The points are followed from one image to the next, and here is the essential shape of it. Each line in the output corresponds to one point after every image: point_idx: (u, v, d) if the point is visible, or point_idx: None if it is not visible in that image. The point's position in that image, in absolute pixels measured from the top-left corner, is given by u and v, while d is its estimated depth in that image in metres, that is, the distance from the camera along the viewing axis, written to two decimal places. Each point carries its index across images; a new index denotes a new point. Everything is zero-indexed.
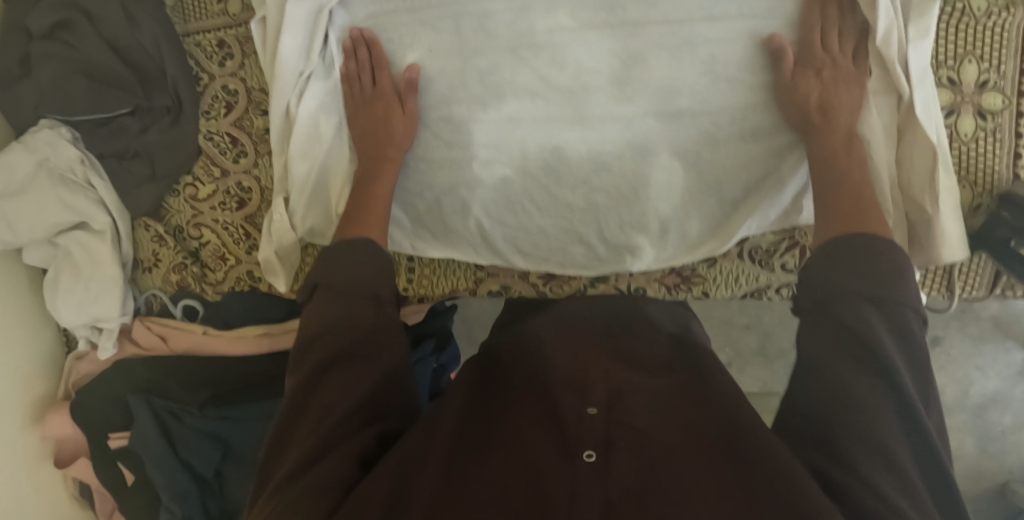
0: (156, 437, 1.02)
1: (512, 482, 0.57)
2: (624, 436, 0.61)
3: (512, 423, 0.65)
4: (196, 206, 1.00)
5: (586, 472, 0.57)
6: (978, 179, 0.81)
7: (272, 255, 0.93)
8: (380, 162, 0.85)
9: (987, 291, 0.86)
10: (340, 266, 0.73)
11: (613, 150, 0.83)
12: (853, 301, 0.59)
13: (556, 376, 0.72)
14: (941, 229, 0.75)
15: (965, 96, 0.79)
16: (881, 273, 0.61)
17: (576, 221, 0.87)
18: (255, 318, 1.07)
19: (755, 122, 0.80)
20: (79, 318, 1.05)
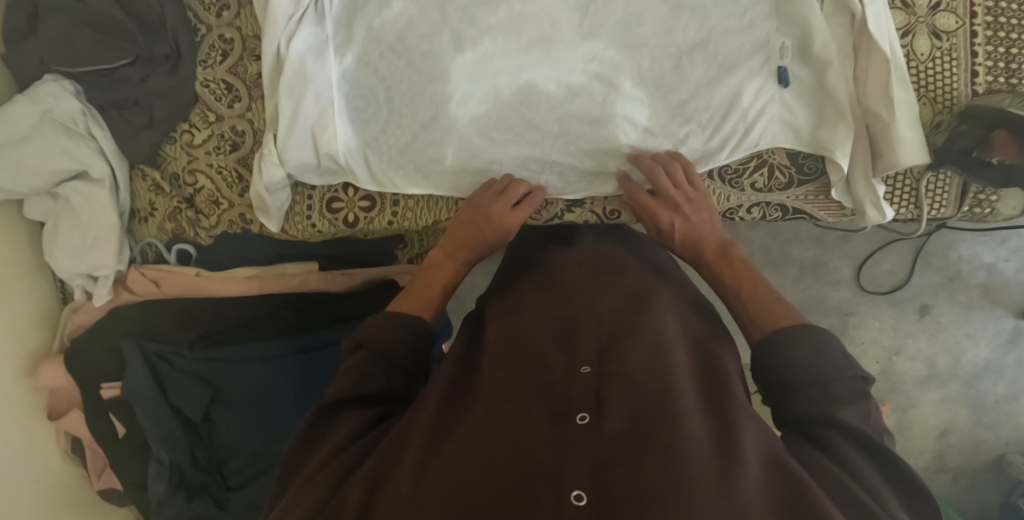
0: (146, 380, 1.04)
1: (511, 447, 0.63)
2: (613, 394, 0.67)
3: (507, 385, 0.71)
4: (192, 152, 1.04)
5: (577, 431, 0.63)
6: (937, 96, 0.84)
7: (262, 189, 0.94)
8: (450, 257, 0.87)
9: (955, 209, 0.89)
10: (389, 326, 0.78)
11: (582, 80, 0.86)
12: (804, 367, 0.68)
13: (546, 334, 0.77)
14: (898, 134, 0.79)
15: (919, 17, 0.84)
16: (810, 355, 0.68)
17: (549, 148, 0.89)
18: (245, 259, 1.11)
19: (719, 46, 0.84)
20: (76, 266, 1.08)
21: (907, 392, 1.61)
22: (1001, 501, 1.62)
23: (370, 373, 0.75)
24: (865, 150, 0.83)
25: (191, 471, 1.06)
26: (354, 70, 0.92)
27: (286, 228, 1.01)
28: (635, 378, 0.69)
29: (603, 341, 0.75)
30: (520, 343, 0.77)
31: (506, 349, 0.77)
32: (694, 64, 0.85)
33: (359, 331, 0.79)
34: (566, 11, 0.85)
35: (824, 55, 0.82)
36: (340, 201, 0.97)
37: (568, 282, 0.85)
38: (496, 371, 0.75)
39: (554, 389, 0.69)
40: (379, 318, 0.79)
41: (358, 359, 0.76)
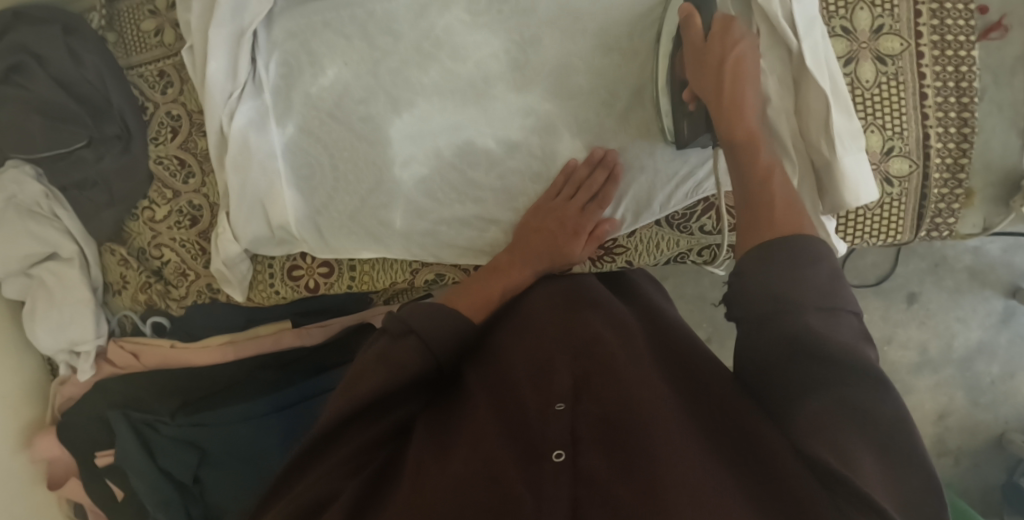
0: (135, 449, 1.07)
1: (478, 488, 0.59)
2: (587, 431, 0.63)
3: (479, 421, 0.67)
4: (154, 227, 1.05)
5: (551, 473, 0.58)
6: (886, 123, 0.83)
7: (222, 264, 0.96)
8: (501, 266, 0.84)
9: (912, 234, 0.88)
10: (437, 316, 0.74)
11: (518, 134, 0.87)
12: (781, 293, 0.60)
13: (519, 368, 0.72)
14: (842, 172, 0.77)
15: (861, 43, 0.82)
16: (825, 282, 0.60)
17: (492, 207, 0.89)
18: (216, 327, 1.13)
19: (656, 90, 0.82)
20: (57, 342, 1.10)
21: (902, 380, 1.60)
22: (1003, 481, 1.61)
23: (407, 360, 0.69)
24: (811, 187, 0.80)
25: None
26: (299, 140, 0.92)
27: (251, 296, 1.02)
28: (611, 407, 0.64)
29: (578, 375, 0.69)
30: (499, 378, 0.72)
31: (484, 384, 0.72)
32: (629, 109, 0.84)
33: (415, 317, 0.73)
34: (497, 66, 0.85)
35: (762, 90, 0.79)
36: (300, 268, 0.99)
37: (539, 309, 0.79)
38: (467, 411, 0.69)
39: (527, 428, 0.64)
40: (433, 308, 0.75)
41: (404, 343, 0.71)
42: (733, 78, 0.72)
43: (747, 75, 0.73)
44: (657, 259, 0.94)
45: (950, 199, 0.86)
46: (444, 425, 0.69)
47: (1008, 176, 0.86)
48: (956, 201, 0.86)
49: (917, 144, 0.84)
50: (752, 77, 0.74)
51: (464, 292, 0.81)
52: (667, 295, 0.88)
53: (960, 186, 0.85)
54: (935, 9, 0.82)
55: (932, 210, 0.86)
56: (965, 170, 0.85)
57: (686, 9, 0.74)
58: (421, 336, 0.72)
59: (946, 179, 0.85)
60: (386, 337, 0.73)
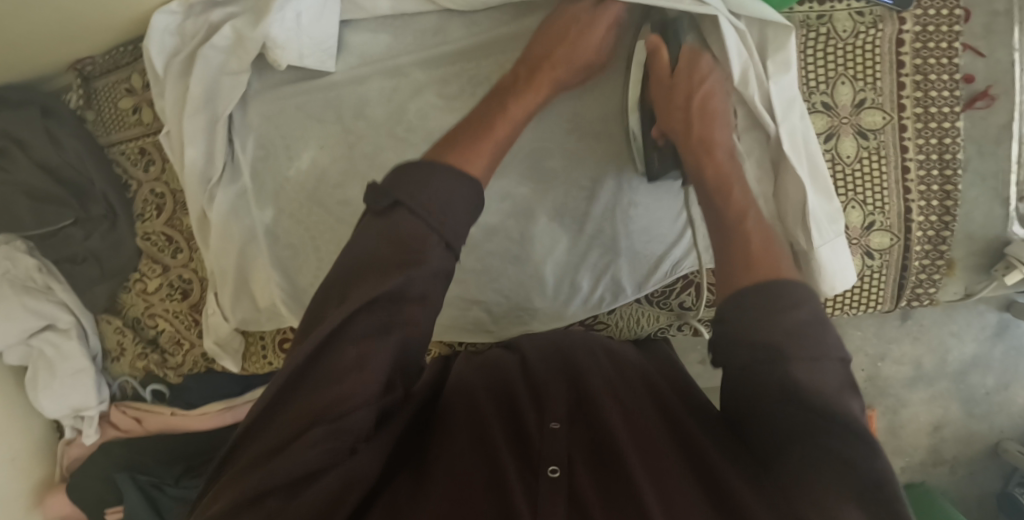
0: (146, 512, 1.11)
1: (474, 495, 0.55)
2: (581, 455, 0.61)
3: (463, 435, 0.63)
4: (147, 298, 1.07)
5: (548, 487, 0.56)
6: (867, 198, 0.83)
7: (213, 341, 0.99)
8: (500, 119, 0.73)
9: (893, 304, 0.87)
10: (436, 183, 0.59)
11: (496, 218, 0.86)
12: (767, 331, 0.55)
13: (517, 391, 0.71)
14: (818, 261, 0.77)
15: (843, 118, 0.81)
16: (806, 330, 0.55)
17: (473, 288, 0.89)
18: (213, 395, 1.13)
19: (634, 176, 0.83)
20: (61, 408, 1.14)
21: (895, 394, 1.62)
22: (1000, 487, 1.65)
23: (412, 243, 0.56)
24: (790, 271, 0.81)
25: None
26: (280, 222, 0.93)
27: (246, 366, 1.04)
28: (606, 434, 0.63)
29: (574, 400, 0.68)
30: (496, 396, 0.70)
31: (485, 396, 0.70)
32: (603, 191, 0.83)
33: (409, 179, 0.59)
34: None
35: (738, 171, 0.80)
36: (291, 340, 1.01)
37: (533, 358, 0.78)
38: (461, 415, 0.67)
39: (524, 444, 0.62)
40: (425, 167, 0.60)
41: (393, 220, 0.57)
42: (700, 113, 0.73)
43: (716, 108, 0.73)
44: (639, 332, 0.95)
45: (931, 269, 0.86)
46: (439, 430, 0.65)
47: (990, 244, 0.86)
48: (937, 271, 0.86)
49: (899, 218, 0.83)
50: (717, 109, 0.73)
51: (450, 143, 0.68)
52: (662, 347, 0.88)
53: (941, 258, 0.85)
54: (919, 80, 0.79)
55: (914, 280, 0.86)
56: (947, 241, 0.84)
57: (653, 43, 0.74)
58: (409, 211, 0.57)
59: (927, 251, 0.85)
60: (369, 217, 0.59)
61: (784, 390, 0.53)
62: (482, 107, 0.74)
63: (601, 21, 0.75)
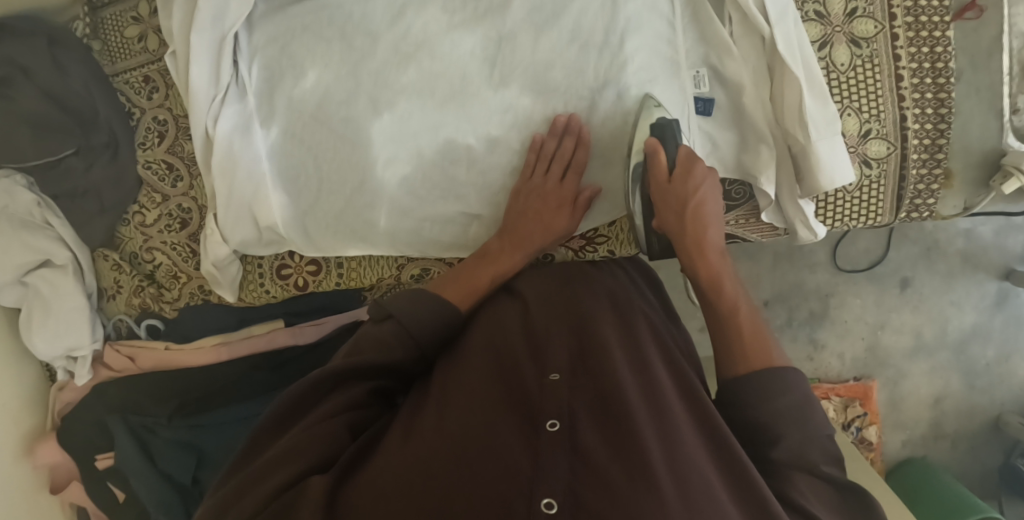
0: (134, 451, 1.11)
1: (477, 452, 0.64)
2: (582, 406, 0.69)
3: (478, 393, 0.72)
4: (146, 231, 1.06)
5: (549, 440, 0.64)
6: (863, 106, 0.86)
7: (210, 266, 0.97)
8: (519, 239, 0.87)
9: (892, 216, 0.92)
10: (425, 307, 0.80)
11: (499, 131, 0.87)
12: (773, 400, 0.68)
13: (517, 341, 0.78)
14: (815, 155, 0.80)
15: (836, 27, 0.85)
16: (797, 408, 0.68)
17: (475, 204, 0.90)
18: (211, 329, 1.14)
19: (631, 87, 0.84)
20: (53, 349, 1.11)
21: (896, 365, 1.61)
22: (1000, 462, 1.63)
23: (428, 306, 0.80)
24: (790, 172, 0.85)
25: None
26: (281, 142, 0.92)
27: (242, 296, 1.04)
28: (604, 385, 0.71)
29: (573, 351, 0.76)
30: (496, 351, 0.78)
31: (484, 351, 0.79)
32: (605, 102, 0.84)
33: (402, 304, 0.80)
34: (474, 65, 0.86)
35: (735, 77, 0.84)
36: (288, 266, 1.00)
37: (534, 300, 0.84)
38: (468, 372, 0.76)
39: (526, 397, 0.70)
40: (418, 293, 0.82)
41: (417, 306, 0.80)
42: (695, 217, 0.80)
43: (708, 216, 0.80)
44: (639, 248, 0.98)
45: (929, 179, 0.90)
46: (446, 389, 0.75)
47: (986, 157, 0.90)
48: (935, 182, 0.90)
49: (895, 126, 0.87)
50: (711, 215, 0.81)
51: (451, 281, 0.86)
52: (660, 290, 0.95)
53: (937, 167, 0.90)
54: None
55: (912, 191, 0.91)
56: (944, 150, 0.89)
57: (651, 145, 0.80)
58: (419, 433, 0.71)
59: (925, 160, 0.89)
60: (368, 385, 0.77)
61: (783, 461, 0.68)
62: (515, 195, 0.88)
63: (570, 196, 0.87)
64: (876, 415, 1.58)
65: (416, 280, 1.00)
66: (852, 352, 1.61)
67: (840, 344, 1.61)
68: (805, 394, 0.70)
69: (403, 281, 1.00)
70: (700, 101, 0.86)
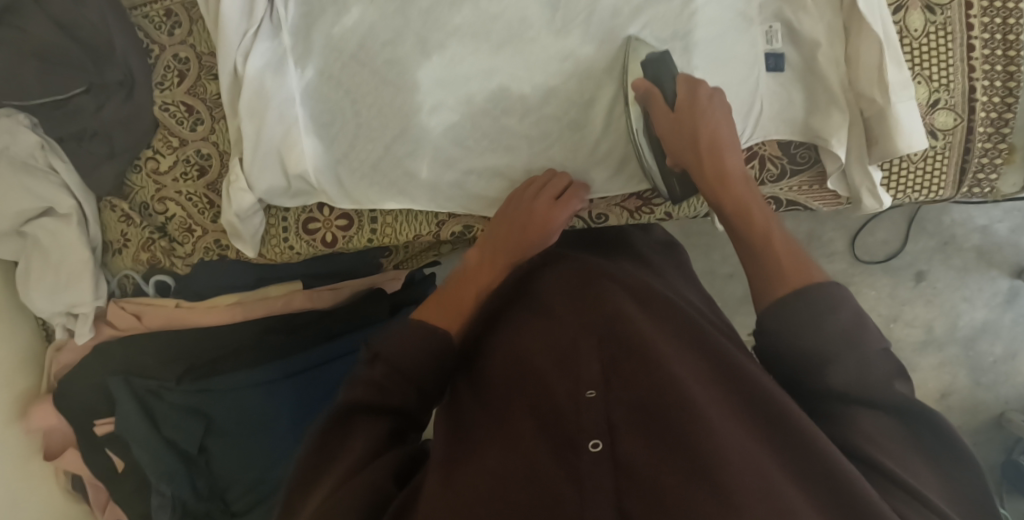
0: (138, 417, 1.03)
1: (519, 493, 0.57)
2: (620, 415, 0.62)
3: (507, 415, 0.66)
4: (159, 179, 0.99)
5: (590, 462, 0.58)
6: (933, 75, 0.87)
7: (233, 217, 0.90)
8: (507, 249, 0.82)
9: (954, 189, 0.93)
10: (415, 336, 0.71)
11: (557, 80, 0.82)
12: (813, 335, 0.61)
13: (540, 349, 0.71)
14: (896, 117, 0.78)
15: None
16: (849, 328, 0.61)
17: (524, 156, 0.86)
18: (225, 287, 1.08)
19: (701, 44, 0.81)
20: (53, 306, 1.05)
21: (905, 359, 1.52)
22: (1001, 461, 1.50)
23: (422, 334, 0.72)
24: (862, 137, 0.83)
25: (193, 502, 1.07)
26: (317, 84, 0.87)
27: (264, 252, 0.97)
28: (641, 388, 0.63)
29: (604, 353, 0.68)
30: (518, 363, 0.71)
31: (507, 365, 0.71)
32: (670, 55, 0.82)
33: (393, 340, 0.71)
34: (535, 8, 0.81)
35: (811, 36, 0.81)
36: (316, 221, 0.93)
37: (554, 299, 0.77)
38: (499, 393, 0.69)
39: (559, 416, 0.63)
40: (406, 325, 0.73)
41: (411, 329, 0.72)
42: (710, 145, 0.76)
43: (724, 144, 0.76)
44: (698, 211, 0.94)
45: (992, 154, 0.91)
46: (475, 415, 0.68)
47: None
48: (998, 156, 0.91)
49: (963, 98, 0.88)
50: (727, 142, 0.77)
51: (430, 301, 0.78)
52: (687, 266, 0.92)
53: (1002, 141, 0.90)
54: None
55: (975, 165, 0.91)
56: (1009, 125, 0.89)
57: (644, 87, 0.79)
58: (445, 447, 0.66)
59: (990, 134, 0.89)
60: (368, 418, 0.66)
61: (846, 391, 0.61)
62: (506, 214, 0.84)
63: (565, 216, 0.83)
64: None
65: (456, 238, 0.95)
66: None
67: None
68: (856, 314, 0.62)
69: (442, 238, 0.94)
70: (771, 57, 0.83)
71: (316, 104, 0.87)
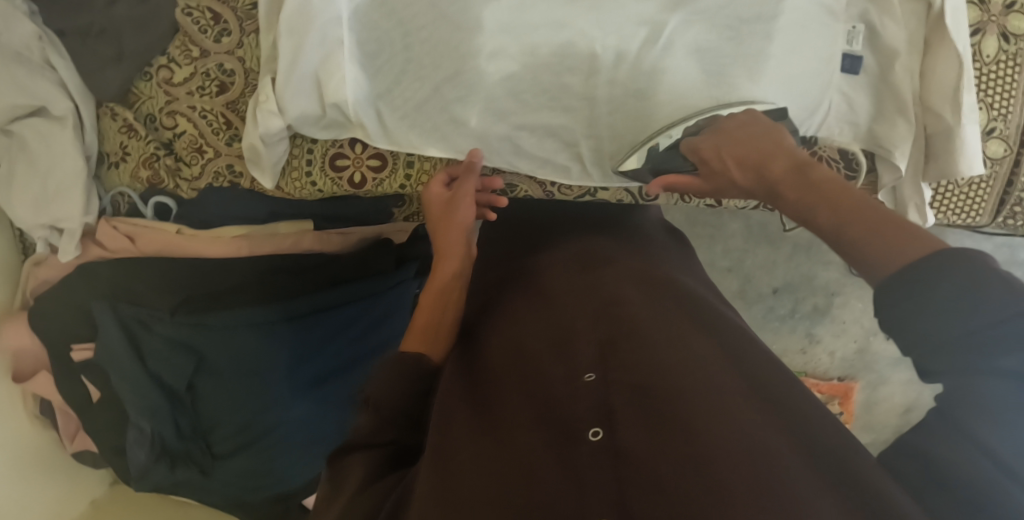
0: (123, 348, 0.97)
1: (516, 482, 0.59)
2: (621, 403, 0.63)
3: (512, 409, 0.67)
4: (171, 91, 0.91)
5: (589, 453, 0.59)
6: (994, 103, 0.83)
7: (258, 141, 0.83)
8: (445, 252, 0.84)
9: (991, 218, 0.90)
10: (399, 362, 0.74)
11: (630, 45, 0.76)
12: (935, 319, 0.48)
13: (541, 339, 0.74)
14: (961, 139, 0.76)
15: (992, 15, 0.79)
16: (963, 301, 0.47)
17: (581, 118, 0.81)
18: (236, 217, 1.01)
19: (784, 30, 0.76)
20: (37, 217, 0.96)
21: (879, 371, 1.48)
22: None
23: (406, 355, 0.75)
24: (919, 153, 0.80)
25: (173, 441, 1.03)
26: (368, 9, 0.79)
27: (281, 185, 0.90)
28: (640, 373, 0.65)
29: (604, 342, 0.71)
30: (520, 352, 0.74)
31: (509, 358, 0.74)
32: (755, 36, 0.76)
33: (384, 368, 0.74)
34: None
35: (893, 43, 0.76)
36: (345, 157, 0.88)
37: (556, 290, 0.81)
38: (505, 381, 0.71)
39: (558, 404, 0.65)
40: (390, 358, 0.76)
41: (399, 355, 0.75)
42: (750, 169, 0.73)
43: (770, 156, 0.72)
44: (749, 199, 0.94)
45: None
46: (477, 400, 0.71)
47: None
48: None
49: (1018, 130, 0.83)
50: (768, 152, 0.72)
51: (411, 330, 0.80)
52: (691, 256, 0.95)
53: None
54: None
55: (1016, 198, 0.88)
56: None
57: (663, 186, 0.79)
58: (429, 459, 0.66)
59: None
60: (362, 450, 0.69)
61: (979, 372, 0.47)
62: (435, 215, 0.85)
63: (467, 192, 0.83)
64: (851, 415, 1.53)
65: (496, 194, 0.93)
66: (843, 352, 1.47)
67: (834, 342, 1.47)
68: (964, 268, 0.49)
69: None
70: (847, 59, 0.78)
71: (361, 29, 0.80)
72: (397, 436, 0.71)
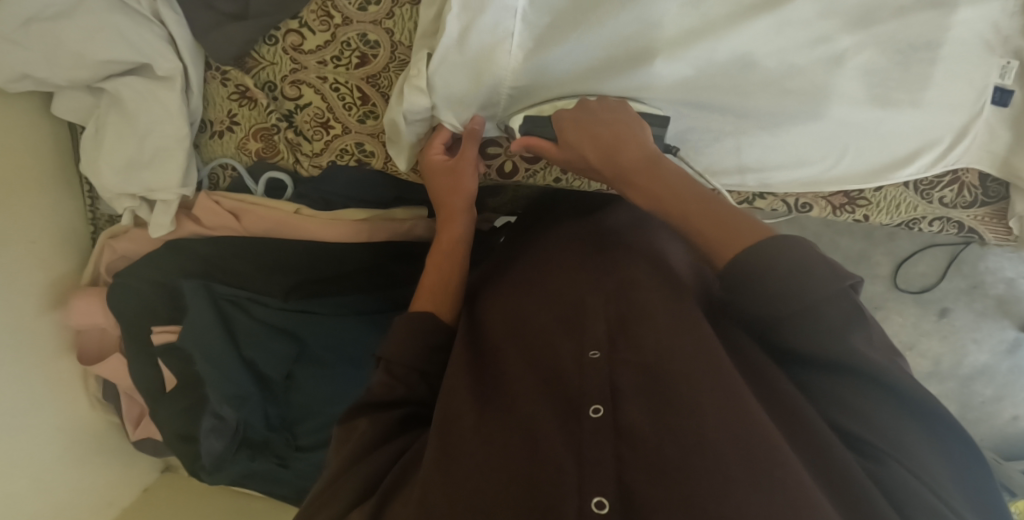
0: (217, 330, 0.89)
1: (515, 459, 0.60)
2: (628, 384, 0.64)
3: (514, 381, 0.67)
4: (299, 59, 0.84)
5: (593, 431, 0.60)
6: None
7: (399, 117, 0.79)
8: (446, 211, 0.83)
9: None
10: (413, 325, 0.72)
11: (805, 62, 0.77)
12: (784, 295, 0.61)
13: (546, 311, 0.73)
14: None
15: None
16: (791, 276, 0.61)
17: (749, 125, 0.83)
18: (357, 200, 0.93)
19: (946, 59, 0.78)
20: (127, 186, 0.87)
21: None
22: None
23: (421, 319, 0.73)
24: None
25: (260, 431, 0.96)
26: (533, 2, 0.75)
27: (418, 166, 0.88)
28: (650, 354, 0.65)
29: (613, 319, 0.70)
30: (524, 323, 0.73)
31: (511, 328, 0.73)
32: (920, 62, 0.78)
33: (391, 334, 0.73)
34: None
35: None
36: (498, 146, 0.89)
37: (558, 262, 0.79)
38: (513, 354, 0.70)
39: (564, 380, 0.65)
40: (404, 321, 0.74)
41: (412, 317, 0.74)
42: (604, 149, 0.76)
43: (624, 144, 0.75)
44: (892, 219, 0.96)
45: None
46: (485, 369, 0.70)
47: None
48: None
49: None
50: (625, 138, 0.76)
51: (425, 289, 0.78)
52: None
53: None
54: None
55: None
56: None
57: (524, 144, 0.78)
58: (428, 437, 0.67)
59: None
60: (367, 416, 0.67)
61: (819, 353, 0.62)
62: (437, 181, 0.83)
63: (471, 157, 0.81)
64: None
65: None
66: None
67: None
68: (811, 260, 0.61)
69: None
70: (998, 91, 0.81)
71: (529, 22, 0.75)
72: (409, 396, 0.71)
